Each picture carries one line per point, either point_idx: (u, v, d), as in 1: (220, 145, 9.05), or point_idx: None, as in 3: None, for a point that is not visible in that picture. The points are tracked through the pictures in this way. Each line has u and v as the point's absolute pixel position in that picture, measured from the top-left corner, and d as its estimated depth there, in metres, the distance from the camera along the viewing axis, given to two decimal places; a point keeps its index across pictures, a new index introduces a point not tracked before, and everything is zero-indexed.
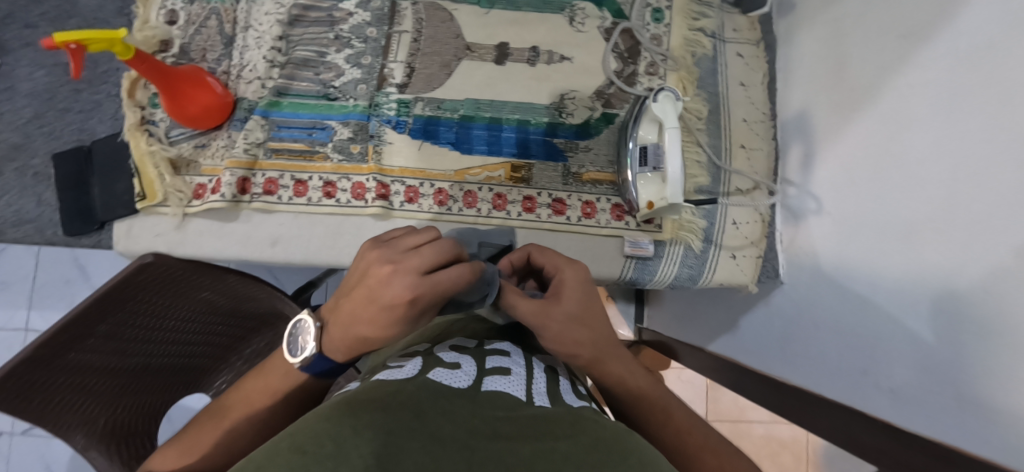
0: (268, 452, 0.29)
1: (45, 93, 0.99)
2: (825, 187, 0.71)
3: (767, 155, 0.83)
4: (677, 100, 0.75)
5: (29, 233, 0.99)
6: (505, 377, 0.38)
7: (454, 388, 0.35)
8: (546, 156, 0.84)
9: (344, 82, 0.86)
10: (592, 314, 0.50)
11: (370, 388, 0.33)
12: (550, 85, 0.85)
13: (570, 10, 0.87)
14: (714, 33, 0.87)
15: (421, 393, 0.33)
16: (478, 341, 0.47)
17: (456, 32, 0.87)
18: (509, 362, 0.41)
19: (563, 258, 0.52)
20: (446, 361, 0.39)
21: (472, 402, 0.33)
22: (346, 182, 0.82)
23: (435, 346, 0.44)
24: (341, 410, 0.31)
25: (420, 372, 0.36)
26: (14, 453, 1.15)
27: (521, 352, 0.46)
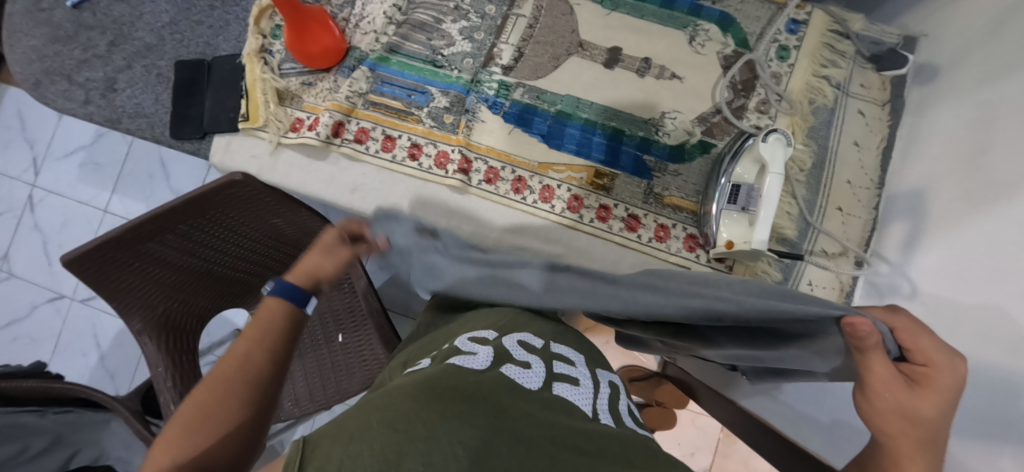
0: (357, 427, 0.34)
1: None
2: (925, 273, 0.66)
3: (864, 224, 0.79)
4: (788, 146, 0.70)
5: (141, 127, 0.95)
6: (575, 388, 0.45)
7: (527, 389, 0.42)
8: (632, 170, 0.82)
9: (452, 52, 0.87)
10: (917, 413, 0.40)
11: (454, 375, 0.41)
12: (654, 100, 0.83)
13: (693, 28, 0.84)
14: (839, 85, 0.82)
15: (498, 387, 0.40)
16: (545, 340, 0.51)
17: (573, 27, 0.86)
18: (577, 372, 0.48)
19: (942, 353, 0.40)
20: (518, 358, 0.46)
21: (547, 404, 0.41)
22: (432, 148, 0.84)
23: (503, 336, 0.49)
24: (428, 396, 0.37)
25: (495, 365, 0.44)
26: (76, 317, 1.26)
27: (583, 361, 0.51)
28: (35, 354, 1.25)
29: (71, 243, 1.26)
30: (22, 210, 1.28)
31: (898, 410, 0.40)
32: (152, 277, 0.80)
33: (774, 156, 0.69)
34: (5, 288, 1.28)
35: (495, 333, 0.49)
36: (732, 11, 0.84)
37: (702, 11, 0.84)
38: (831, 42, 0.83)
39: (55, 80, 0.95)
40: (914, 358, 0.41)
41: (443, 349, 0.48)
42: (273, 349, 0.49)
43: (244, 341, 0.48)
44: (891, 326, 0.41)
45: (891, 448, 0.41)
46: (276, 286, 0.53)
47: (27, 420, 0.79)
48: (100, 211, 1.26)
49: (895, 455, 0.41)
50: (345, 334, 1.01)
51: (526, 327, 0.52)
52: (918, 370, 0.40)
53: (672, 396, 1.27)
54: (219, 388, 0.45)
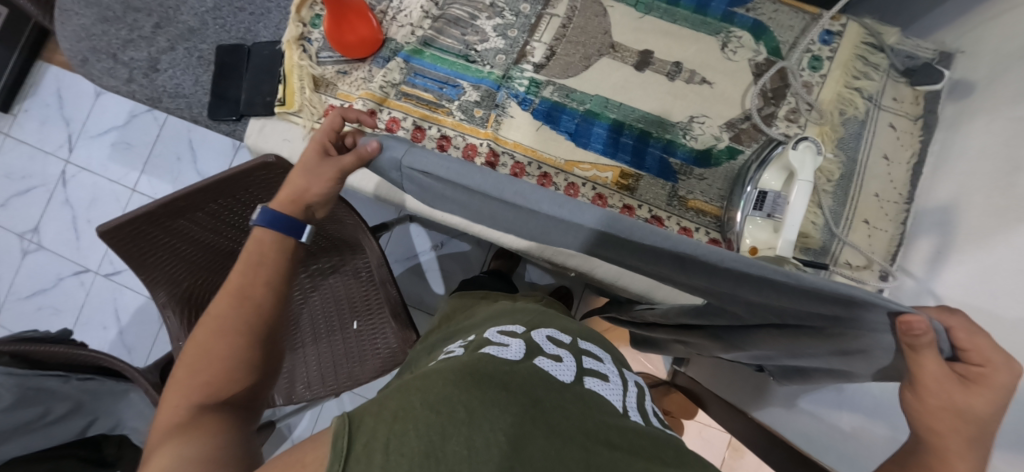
0: (403, 407, 0.36)
1: None
2: (950, 289, 0.66)
3: (890, 238, 0.78)
4: (818, 154, 0.70)
5: (180, 107, 0.98)
6: (604, 383, 0.45)
7: (560, 381, 0.42)
8: (658, 172, 0.82)
9: (486, 48, 0.88)
10: (969, 410, 0.40)
11: (488, 363, 0.41)
12: (683, 104, 0.83)
13: (725, 35, 0.85)
14: (871, 97, 0.82)
15: (531, 378, 0.40)
16: (572, 337, 0.51)
17: (605, 29, 0.87)
18: (605, 368, 0.48)
19: (1002, 354, 0.38)
20: (548, 351, 0.46)
21: (580, 398, 0.41)
22: (461, 140, 0.86)
23: (532, 330, 0.50)
24: (466, 380, 0.38)
25: (528, 357, 0.44)
26: (101, 291, 1.30)
27: (611, 360, 0.51)
28: (59, 324, 1.29)
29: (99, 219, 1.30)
30: (55, 185, 1.33)
31: (947, 409, 0.40)
32: (180, 253, 0.82)
33: (803, 164, 0.69)
34: (35, 259, 1.32)
35: (522, 327, 0.50)
36: (766, 19, 0.84)
37: (735, 18, 0.85)
38: (864, 54, 0.83)
39: (100, 57, 0.98)
40: (970, 358, 0.40)
41: (473, 340, 0.49)
42: (257, 281, 0.54)
43: (236, 275, 0.54)
44: (947, 325, 0.40)
45: (940, 448, 0.42)
46: (259, 217, 0.56)
47: (51, 385, 0.81)
48: (129, 190, 1.30)
49: (943, 453, 0.42)
50: (360, 321, 1.02)
51: (552, 323, 0.53)
52: (970, 369, 0.40)
53: (679, 404, 1.26)
54: (218, 329, 0.51)
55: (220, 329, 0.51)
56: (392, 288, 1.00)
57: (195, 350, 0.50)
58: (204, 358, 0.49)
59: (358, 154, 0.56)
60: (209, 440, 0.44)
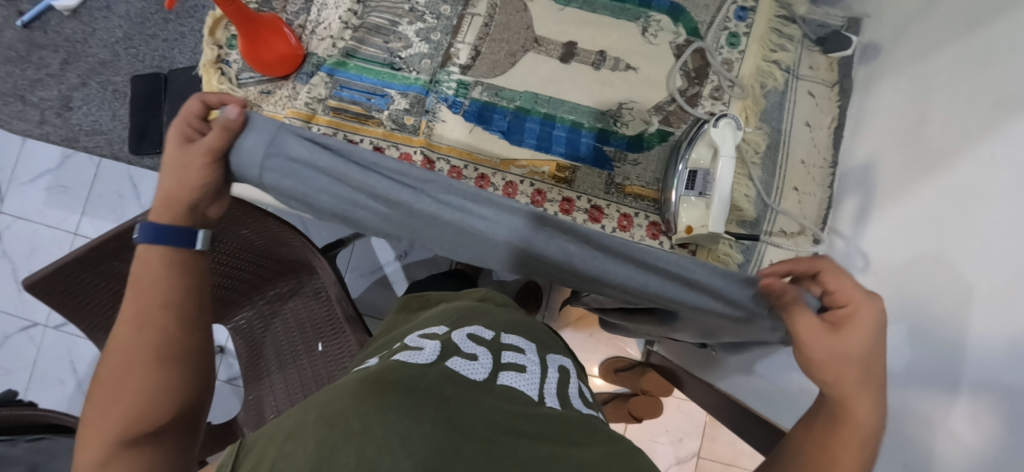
0: (296, 423, 0.37)
1: None
2: (875, 246, 0.68)
3: (819, 202, 0.81)
4: (738, 129, 0.72)
5: (98, 144, 0.92)
6: (520, 375, 0.47)
7: (469, 380, 0.43)
8: (593, 161, 0.83)
9: (410, 54, 0.87)
10: (849, 350, 0.43)
11: (396, 372, 0.42)
12: (611, 92, 0.84)
13: (645, 20, 0.86)
14: (789, 68, 0.84)
15: (439, 380, 0.42)
16: (496, 331, 0.53)
17: (527, 24, 0.86)
18: (525, 359, 0.50)
19: (862, 293, 0.43)
20: (465, 351, 0.47)
21: (490, 393, 0.43)
22: (395, 150, 0.85)
23: (455, 330, 0.51)
24: (367, 393, 0.39)
25: (443, 358, 0.45)
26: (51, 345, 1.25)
27: (533, 348, 0.53)
28: (7, 383, 1.23)
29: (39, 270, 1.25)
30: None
31: (834, 354, 0.43)
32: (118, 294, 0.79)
33: (724, 139, 0.71)
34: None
35: (445, 327, 0.52)
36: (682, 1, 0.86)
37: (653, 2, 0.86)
38: (779, 27, 0.85)
39: (10, 102, 0.94)
40: (837, 302, 0.44)
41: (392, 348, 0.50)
42: (167, 291, 0.47)
43: (131, 300, 0.47)
44: (815, 270, 0.46)
45: (841, 396, 0.44)
46: (140, 233, 0.48)
47: None
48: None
49: (844, 401, 0.44)
50: (324, 342, 1.00)
51: (479, 320, 0.55)
52: (842, 311, 0.44)
53: (657, 383, 1.29)
54: (124, 353, 0.45)
55: (138, 359, 0.44)
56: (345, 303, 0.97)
57: (110, 379, 0.44)
58: (114, 392, 0.43)
59: (222, 125, 0.46)
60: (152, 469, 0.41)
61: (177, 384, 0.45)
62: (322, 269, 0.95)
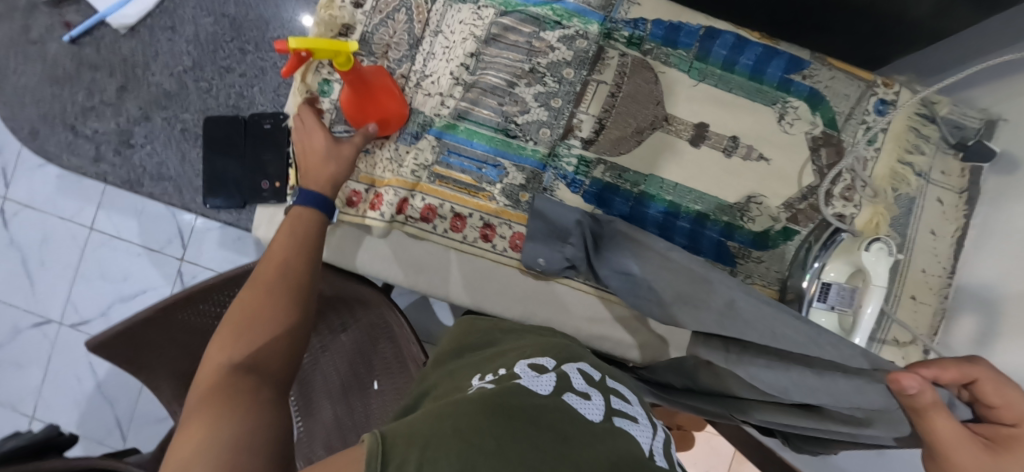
0: (430, 436, 0.31)
1: (207, 44, 0.90)
2: None
3: (934, 312, 0.80)
4: (889, 255, 0.70)
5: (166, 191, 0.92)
6: (635, 424, 0.41)
7: (588, 419, 0.37)
8: (715, 256, 0.79)
9: (527, 120, 0.80)
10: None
11: (521, 397, 0.37)
12: (740, 183, 0.80)
13: (782, 105, 0.80)
14: (921, 172, 0.81)
15: (560, 412, 0.37)
16: (604, 375, 0.48)
17: (657, 98, 0.80)
18: (633, 410, 0.44)
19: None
20: (579, 387, 0.42)
21: (611, 438, 0.36)
22: (507, 229, 0.79)
23: (568, 363, 0.47)
24: (491, 409, 0.34)
25: (557, 393, 0.40)
26: (70, 350, 0.96)
27: (640, 403, 0.47)
28: None
29: (65, 266, 0.95)
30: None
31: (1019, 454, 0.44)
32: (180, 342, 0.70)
33: (876, 267, 0.69)
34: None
35: (553, 360, 0.47)
36: (822, 88, 0.81)
37: (792, 86, 0.80)
38: (917, 126, 0.82)
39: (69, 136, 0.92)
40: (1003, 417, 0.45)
41: (502, 372, 0.45)
42: (292, 245, 0.58)
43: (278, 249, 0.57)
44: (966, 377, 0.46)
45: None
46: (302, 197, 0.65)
47: None
48: (86, 229, 0.94)
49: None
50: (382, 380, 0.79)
51: (591, 359, 0.52)
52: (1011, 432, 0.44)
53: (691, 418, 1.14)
54: (243, 318, 0.50)
55: (257, 286, 0.53)
56: (401, 324, 0.76)
57: (237, 317, 0.50)
58: (254, 321, 0.50)
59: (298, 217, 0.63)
60: (256, 410, 0.40)
61: (278, 344, 0.49)
62: (399, 328, 0.76)
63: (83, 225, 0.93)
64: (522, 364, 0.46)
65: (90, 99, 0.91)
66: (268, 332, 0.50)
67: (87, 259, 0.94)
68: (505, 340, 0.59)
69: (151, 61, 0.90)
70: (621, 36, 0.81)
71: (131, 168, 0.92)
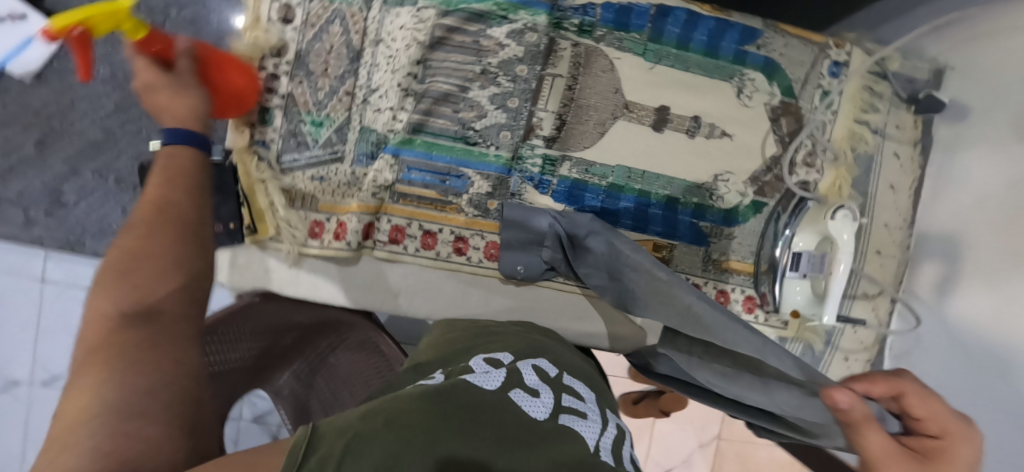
0: (361, 422, 0.29)
1: (127, 81, 0.83)
2: (963, 323, 0.71)
3: (898, 264, 0.83)
4: (854, 221, 0.71)
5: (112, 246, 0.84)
6: (582, 421, 0.40)
7: (529, 417, 0.37)
8: (690, 239, 0.80)
9: (485, 125, 0.77)
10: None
11: (464, 390, 0.36)
12: (706, 163, 0.80)
13: (739, 78, 0.80)
14: (877, 129, 0.82)
15: (500, 407, 0.36)
16: (562, 372, 0.49)
17: (615, 86, 0.78)
18: (585, 407, 0.43)
19: (957, 423, 0.42)
20: (530, 385, 0.42)
21: (544, 435, 0.36)
22: (480, 239, 0.78)
23: (521, 359, 0.48)
24: (430, 399, 0.33)
25: (504, 388, 0.39)
26: (43, 408, 0.86)
27: (596, 401, 0.47)
28: None
29: (21, 326, 0.85)
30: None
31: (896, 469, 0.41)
32: None
33: (842, 234, 0.70)
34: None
35: (511, 357, 0.47)
36: (777, 56, 0.80)
37: (747, 58, 0.79)
38: (870, 85, 0.82)
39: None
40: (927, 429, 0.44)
41: (458, 366, 0.44)
42: (167, 185, 0.46)
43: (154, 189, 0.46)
44: (897, 392, 0.45)
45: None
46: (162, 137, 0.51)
47: None
48: (37, 283, 0.85)
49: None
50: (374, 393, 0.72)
51: (552, 356, 0.52)
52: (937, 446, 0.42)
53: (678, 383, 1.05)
54: (132, 254, 0.40)
55: (141, 225, 0.42)
56: (393, 346, 0.70)
57: (123, 258, 0.40)
58: (141, 261, 0.40)
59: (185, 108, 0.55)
60: (138, 381, 0.32)
61: (158, 294, 0.38)
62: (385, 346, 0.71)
63: (34, 278, 0.85)
64: (483, 358, 0.46)
65: (8, 158, 0.82)
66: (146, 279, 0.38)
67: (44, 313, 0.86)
68: (470, 337, 0.59)
69: (67, 110, 0.82)
70: (571, 24, 0.78)
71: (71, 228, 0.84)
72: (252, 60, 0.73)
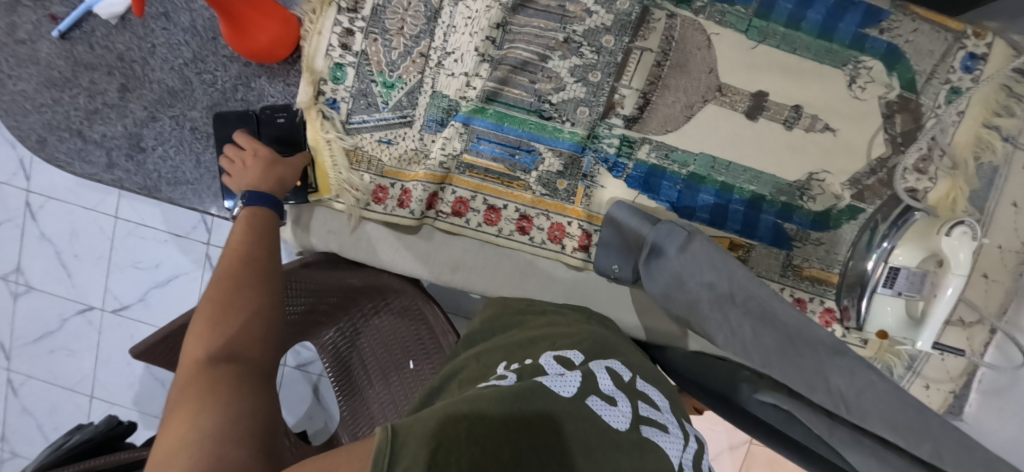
0: (444, 423, 0.29)
1: (207, 31, 0.79)
2: None
3: (1005, 290, 0.73)
4: (973, 240, 0.63)
5: (185, 195, 0.84)
6: (664, 435, 0.38)
7: (609, 426, 0.36)
8: (771, 240, 0.74)
9: (563, 99, 0.72)
10: None
11: (540, 395, 0.35)
12: (801, 159, 0.72)
13: (854, 66, 0.71)
14: (1009, 136, 0.72)
15: (580, 421, 0.35)
16: (632, 374, 0.45)
17: (710, 66, 0.71)
18: (663, 417, 0.40)
19: None
20: (604, 391, 0.40)
21: (628, 450, 0.34)
22: (544, 220, 0.74)
23: (591, 358, 0.45)
24: (507, 408, 0.33)
25: (580, 396, 0.38)
26: (113, 335, 0.92)
27: (671, 409, 0.43)
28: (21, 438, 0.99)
29: (96, 258, 0.90)
30: (17, 219, 0.89)
31: None
32: None
33: (957, 254, 0.62)
34: (25, 305, 0.92)
35: (582, 355, 0.45)
36: (902, 43, 0.70)
37: (866, 43, 0.70)
38: (1010, 84, 0.71)
39: (67, 137, 0.83)
40: None
41: (527, 362, 0.43)
42: (252, 236, 0.58)
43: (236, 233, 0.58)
44: None
45: None
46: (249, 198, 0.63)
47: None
48: (111, 219, 0.88)
49: None
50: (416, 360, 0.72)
51: (615, 355, 0.48)
52: None
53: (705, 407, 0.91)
54: (216, 304, 0.48)
55: (224, 277, 0.51)
56: (440, 316, 0.69)
57: (211, 305, 0.48)
58: (226, 307, 0.48)
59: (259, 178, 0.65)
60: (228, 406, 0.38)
61: (246, 326, 0.48)
62: (430, 316, 0.70)
63: (107, 214, 0.88)
64: (553, 354, 0.44)
65: (92, 101, 0.81)
66: (231, 326, 0.47)
67: (116, 248, 0.89)
68: (531, 325, 0.56)
69: (147, 55, 0.80)
70: None
71: (147, 173, 0.83)
72: (327, 14, 0.70)
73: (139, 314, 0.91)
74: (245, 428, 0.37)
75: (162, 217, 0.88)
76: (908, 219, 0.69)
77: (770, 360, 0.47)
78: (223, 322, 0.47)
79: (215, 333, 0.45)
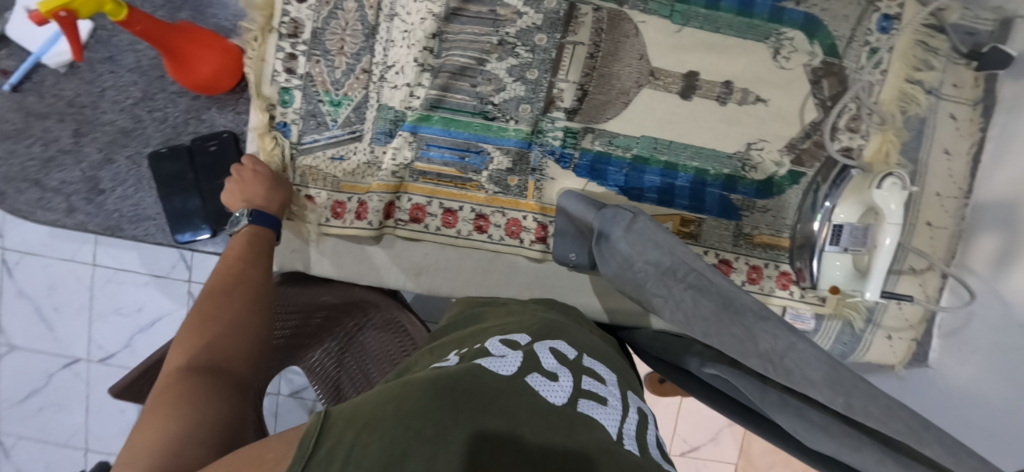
0: (374, 410, 0.30)
1: (153, 70, 0.82)
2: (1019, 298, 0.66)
3: (950, 236, 0.76)
4: (904, 190, 0.66)
5: (149, 232, 0.86)
6: (601, 407, 0.37)
7: (549, 403, 0.34)
8: (720, 212, 0.76)
9: (504, 99, 0.74)
10: None
11: (476, 377, 0.33)
12: (738, 131, 0.75)
13: (776, 39, 0.74)
14: (932, 89, 0.75)
15: (518, 397, 0.33)
16: (578, 352, 0.45)
17: (640, 53, 0.74)
18: (605, 390, 0.40)
19: None
20: (546, 367, 0.39)
21: (565, 424, 0.33)
22: (501, 216, 0.76)
23: (536, 340, 0.44)
24: (443, 392, 0.31)
25: (519, 373, 0.36)
26: (101, 384, 0.93)
27: (616, 382, 0.44)
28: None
29: (76, 309, 0.91)
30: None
31: None
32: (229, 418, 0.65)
33: (889, 205, 0.65)
34: (8, 364, 0.93)
35: (528, 337, 0.44)
36: (818, 12, 0.74)
37: (785, 15, 0.74)
38: (924, 39, 0.74)
39: (25, 187, 0.84)
40: None
41: (470, 348, 0.42)
42: (248, 259, 0.60)
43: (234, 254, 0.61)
44: None
45: None
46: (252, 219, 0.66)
47: None
48: (88, 267, 0.90)
49: None
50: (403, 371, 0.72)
51: (563, 335, 0.47)
52: None
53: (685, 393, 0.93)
54: (205, 317, 0.51)
55: (211, 292, 0.54)
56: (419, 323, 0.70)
57: (199, 320, 0.51)
58: (208, 323, 0.50)
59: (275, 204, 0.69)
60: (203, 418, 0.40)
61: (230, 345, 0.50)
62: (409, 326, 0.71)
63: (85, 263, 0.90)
64: (497, 339, 0.43)
65: (48, 150, 0.83)
66: (211, 342, 0.49)
67: (96, 295, 0.91)
68: (490, 317, 0.56)
69: (98, 99, 0.82)
70: None
71: (110, 214, 0.85)
72: (269, 41, 0.73)
73: (125, 361, 0.92)
74: (207, 438, 0.39)
75: (141, 261, 0.89)
76: (845, 176, 0.71)
77: (709, 329, 0.47)
78: (209, 339, 0.49)
79: (198, 350, 0.48)
